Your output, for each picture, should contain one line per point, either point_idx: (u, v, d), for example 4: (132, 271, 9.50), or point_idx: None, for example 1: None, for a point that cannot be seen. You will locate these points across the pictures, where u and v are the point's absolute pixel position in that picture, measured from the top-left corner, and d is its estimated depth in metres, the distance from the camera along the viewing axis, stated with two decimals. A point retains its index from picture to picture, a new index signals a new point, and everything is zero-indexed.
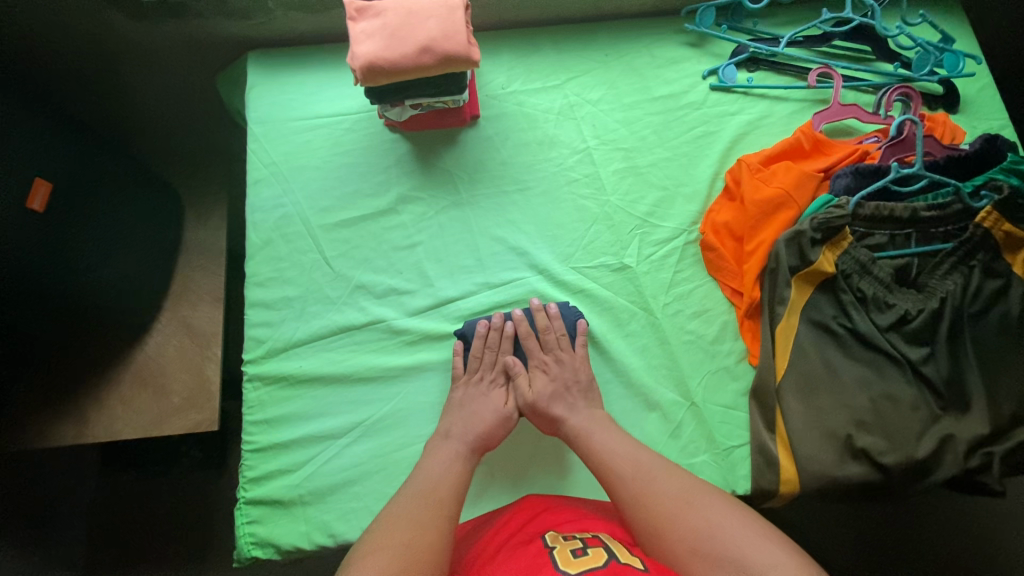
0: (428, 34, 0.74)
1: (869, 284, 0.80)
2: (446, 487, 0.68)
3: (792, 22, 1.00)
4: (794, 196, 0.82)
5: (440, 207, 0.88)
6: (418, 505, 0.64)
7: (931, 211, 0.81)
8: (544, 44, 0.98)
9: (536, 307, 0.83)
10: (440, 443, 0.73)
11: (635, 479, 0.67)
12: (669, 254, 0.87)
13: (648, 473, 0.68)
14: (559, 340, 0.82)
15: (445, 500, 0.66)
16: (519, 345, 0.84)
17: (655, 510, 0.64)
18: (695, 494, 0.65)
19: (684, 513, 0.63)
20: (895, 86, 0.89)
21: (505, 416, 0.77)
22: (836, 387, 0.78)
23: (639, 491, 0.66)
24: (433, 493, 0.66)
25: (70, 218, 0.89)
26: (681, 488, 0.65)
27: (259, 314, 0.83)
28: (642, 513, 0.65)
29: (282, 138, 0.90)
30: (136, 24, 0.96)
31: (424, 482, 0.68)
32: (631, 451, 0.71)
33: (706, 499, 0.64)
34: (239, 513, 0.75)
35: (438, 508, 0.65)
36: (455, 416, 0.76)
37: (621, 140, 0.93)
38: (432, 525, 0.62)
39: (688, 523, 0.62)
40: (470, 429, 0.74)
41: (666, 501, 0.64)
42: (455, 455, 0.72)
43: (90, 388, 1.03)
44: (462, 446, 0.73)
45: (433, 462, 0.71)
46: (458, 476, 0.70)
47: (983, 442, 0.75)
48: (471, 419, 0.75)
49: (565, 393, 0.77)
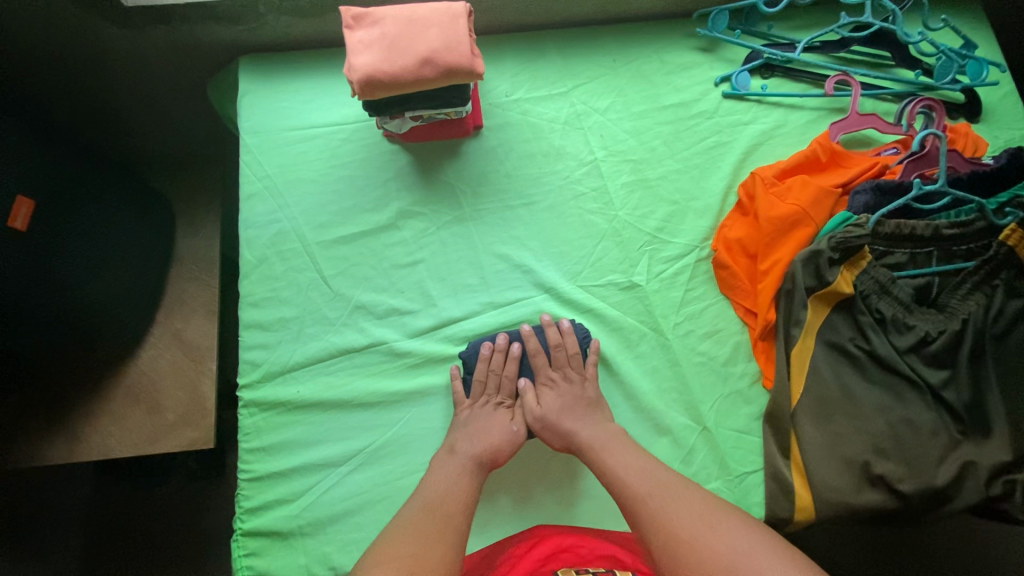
0: (429, 45, 0.70)
1: (888, 304, 0.78)
2: (454, 500, 0.65)
3: (807, 26, 0.96)
4: (811, 213, 0.79)
5: (442, 223, 0.85)
6: (423, 520, 0.61)
7: (954, 229, 0.77)
8: (549, 49, 0.94)
9: (547, 324, 0.81)
10: (444, 459, 0.70)
11: (649, 498, 0.62)
12: (680, 272, 0.84)
13: (665, 491, 0.63)
14: (570, 358, 0.79)
15: (454, 516, 0.63)
16: (524, 365, 0.81)
17: (672, 531, 0.59)
18: (717, 516, 0.60)
19: (705, 536, 0.57)
20: (917, 99, 0.85)
21: (513, 433, 0.75)
22: (852, 410, 0.75)
23: (655, 513, 0.61)
24: (438, 509, 0.63)
25: (56, 234, 0.86)
26: (701, 509, 0.60)
27: (255, 335, 0.80)
28: (659, 536, 0.59)
29: (276, 149, 0.86)
30: (121, 33, 0.92)
31: (428, 496, 0.65)
32: (647, 471, 0.66)
33: (728, 523, 0.59)
34: (237, 545, 0.72)
35: (444, 523, 0.61)
36: (461, 437, 0.72)
37: (630, 152, 0.89)
38: (437, 540, 0.59)
39: (709, 546, 0.56)
40: (479, 450, 0.71)
41: (681, 519, 0.59)
42: (461, 471, 0.69)
43: (82, 406, 0.99)
44: (469, 461, 0.70)
45: (439, 475, 0.68)
46: (466, 492, 0.66)
47: (1006, 469, 0.72)
48: (478, 442, 0.72)
49: (579, 412, 0.74)
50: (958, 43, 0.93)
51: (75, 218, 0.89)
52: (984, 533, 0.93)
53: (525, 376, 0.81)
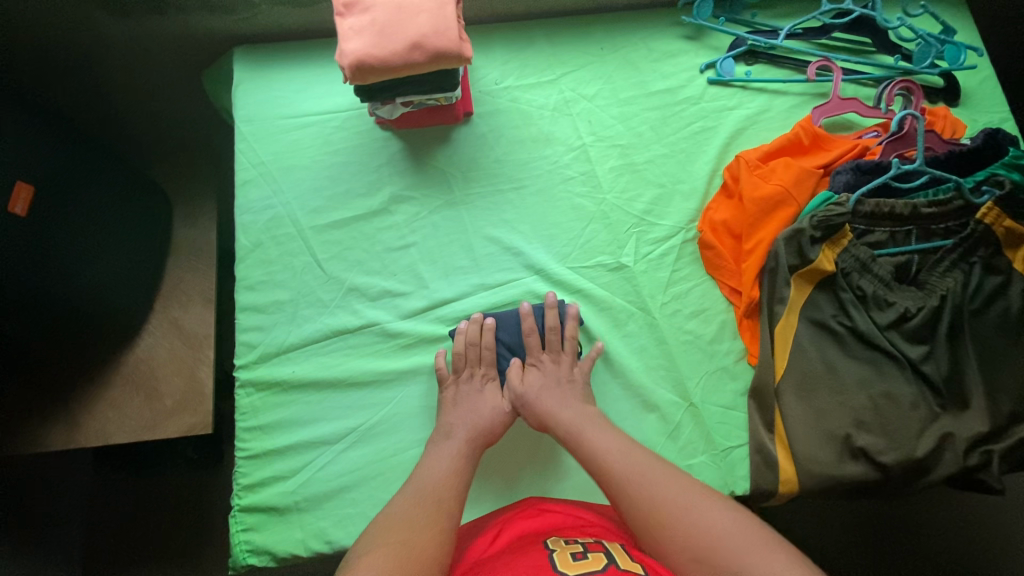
0: (418, 30, 0.72)
1: (868, 282, 0.80)
2: (445, 485, 0.66)
3: (791, 13, 0.98)
4: (794, 194, 0.81)
5: (434, 207, 0.86)
6: (415, 504, 0.63)
7: (931, 208, 0.79)
8: (538, 38, 0.96)
9: (545, 304, 0.81)
10: (438, 438, 0.73)
11: (637, 477, 0.64)
12: (667, 252, 0.86)
13: (641, 471, 0.65)
14: (552, 337, 0.81)
15: (440, 504, 0.63)
16: (516, 343, 0.82)
17: (651, 513, 0.61)
18: (693, 497, 0.62)
19: (685, 514, 0.60)
20: (895, 81, 0.87)
21: (502, 411, 0.76)
22: (835, 384, 0.77)
23: (639, 492, 0.63)
24: (430, 493, 0.65)
25: (58, 222, 0.87)
26: (678, 489, 0.63)
27: (250, 318, 0.81)
28: (642, 512, 0.62)
29: (270, 137, 0.88)
30: (117, 22, 0.93)
31: (422, 483, 0.66)
32: (636, 455, 0.67)
33: (704, 502, 0.61)
34: (234, 521, 0.74)
35: (436, 509, 0.62)
36: (453, 416, 0.74)
37: (618, 137, 0.91)
38: (431, 524, 0.60)
39: (689, 525, 0.59)
40: (468, 425, 0.73)
41: (659, 501, 0.62)
42: (456, 451, 0.71)
43: (83, 392, 1.01)
44: (464, 443, 0.72)
45: (434, 462, 0.69)
46: (453, 477, 0.68)
47: (983, 440, 0.74)
48: (468, 416, 0.74)
49: (564, 391, 0.76)
50: (937, 29, 0.95)
51: (74, 204, 0.91)
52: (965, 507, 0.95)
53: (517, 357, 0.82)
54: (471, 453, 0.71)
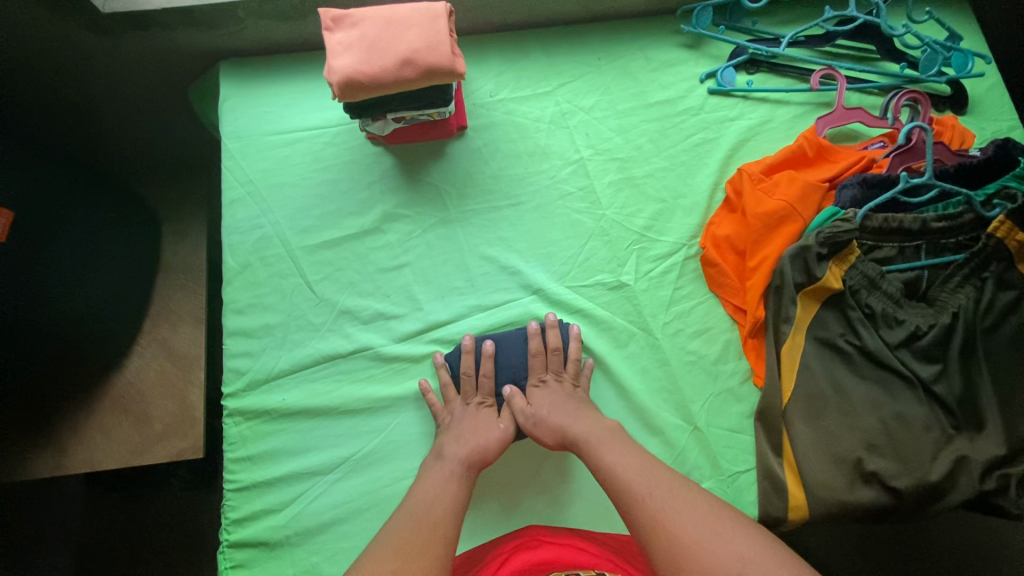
0: (409, 46, 0.69)
1: (878, 299, 0.77)
2: (441, 508, 0.63)
3: (792, 20, 0.95)
4: (799, 209, 0.79)
5: (428, 225, 0.84)
6: (410, 532, 0.59)
7: (941, 222, 0.77)
8: (533, 49, 0.93)
9: (531, 333, 0.79)
10: (438, 458, 0.70)
11: (648, 501, 0.61)
12: (669, 270, 0.83)
13: (670, 491, 0.62)
14: (548, 362, 0.78)
15: (435, 531, 0.60)
16: (516, 365, 0.80)
17: (671, 535, 0.58)
18: (720, 521, 0.59)
19: (709, 541, 0.56)
20: (902, 91, 0.84)
21: (504, 433, 0.73)
22: (845, 406, 0.74)
23: (658, 518, 0.59)
24: (425, 517, 0.61)
25: (42, 249, 0.85)
26: (708, 512, 0.60)
27: (239, 343, 0.78)
28: (658, 538, 0.58)
29: (258, 154, 0.85)
30: (98, 38, 0.90)
31: (417, 507, 0.63)
32: (651, 482, 0.63)
33: (726, 526, 0.58)
34: (222, 558, 0.71)
35: (432, 536, 0.59)
36: (450, 439, 0.71)
37: (616, 150, 0.88)
38: (426, 552, 0.57)
39: (713, 550, 0.55)
40: (467, 443, 0.71)
41: (682, 524, 0.58)
42: (453, 472, 0.68)
43: (70, 416, 0.99)
44: (462, 463, 0.69)
45: (429, 484, 0.66)
46: (450, 500, 0.64)
47: (999, 464, 0.71)
48: (465, 435, 0.71)
49: (570, 410, 0.73)
50: (942, 36, 0.92)
51: (59, 228, 0.88)
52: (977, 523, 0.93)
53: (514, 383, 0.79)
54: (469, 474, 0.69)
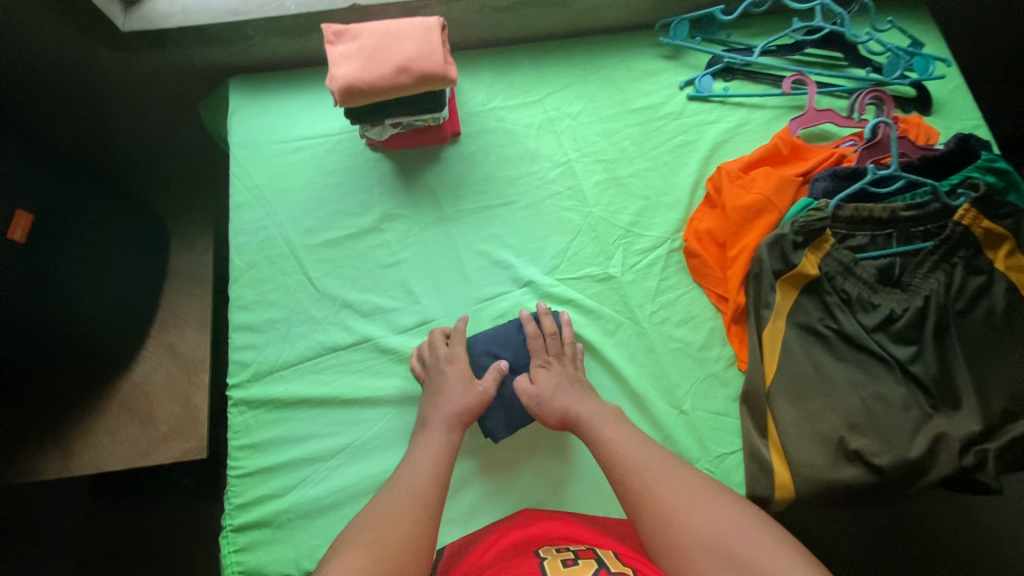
0: (405, 54, 0.75)
1: (853, 285, 0.81)
2: (427, 475, 0.65)
3: (764, 31, 1.02)
4: (774, 201, 0.83)
5: (424, 224, 0.88)
6: (401, 505, 0.61)
7: (910, 211, 0.81)
8: (522, 62, 1.00)
9: (528, 318, 0.82)
10: (428, 420, 0.73)
11: (642, 471, 0.64)
12: (654, 262, 0.87)
13: (660, 465, 0.65)
14: (549, 344, 0.80)
15: (423, 502, 0.62)
16: (518, 350, 0.82)
17: (661, 505, 0.60)
18: (707, 494, 0.62)
19: (697, 511, 0.59)
20: (867, 90, 0.90)
21: (480, 394, 0.75)
22: (826, 388, 0.77)
23: (648, 490, 0.62)
24: (414, 489, 0.63)
25: (57, 253, 0.89)
26: (698, 484, 0.63)
27: (244, 337, 0.82)
28: (648, 509, 0.61)
29: (265, 161, 0.91)
30: (115, 55, 0.96)
31: (408, 477, 0.65)
32: (647, 457, 0.66)
33: (714, 498, 0.61)
34: (227, 542, 0.73)
35: (420, 508, 0.61)
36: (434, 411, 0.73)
37: (602, 152, 0.94)
38: (415, 522, 0.60)
39: (702, 518, 0.59)
40: (451, 406, 0.73)
41: (671, 495, 0.61)
42: (442, 437, 0.70)
43: (78, 417, 1.02)
44: (446, 425, 0.72)
45: (422, 450, 0.69)
46: (434, 470, 0.66)
47: (976, 440, 0.74)
48: (448, 401, 0.73)
49: (571, 396, 0.74)
50: (905, 43, 0.99)
51: (75, 234, 0.93)
52: (971, 513, 0.94)
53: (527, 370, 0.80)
54: (457, 435, 0.72)
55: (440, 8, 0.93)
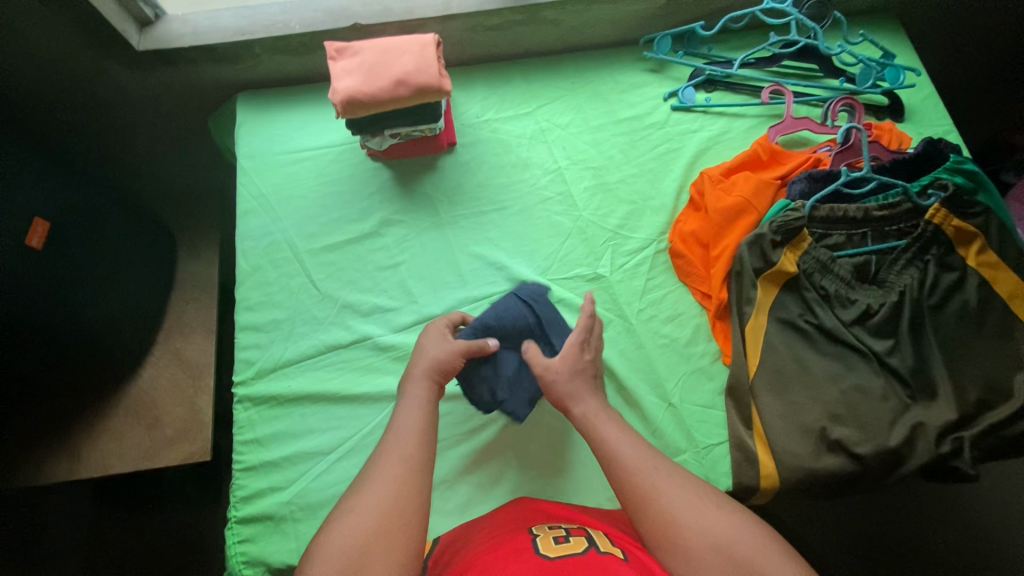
0: (403, 69, 0.80)
1: (831, 281, 0.85)
2: (416, 435, 0.67)
3: (743, 46, 1.08)
4: (754, 203, 0.88)
5: (422, 228, 0.93)
6: (394, 474, 0.62)
7: (883, 211, 0.85)
8: (515, 76, 1.05)
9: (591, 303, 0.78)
10: (412, 380, 0.73)
11: (641, 472, 0.64)
12: (641, 263, 0.91)
13: (657, 465, 0.65)
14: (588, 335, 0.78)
15: (414, 467, 0.63)
16: (538, 324, 0.81)
17: (662, 505, 0.61)
18: (706, 494, 0.63)
19: (701, 514, 0.60)
20: (837, 99, 0.97)
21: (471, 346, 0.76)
22: (807, 380, 0.80)
23: (648, 489, 0.62)
24: (405, 455, 0.64)
25: (69, 259, 0.93)
26: (701, 489, 0.63)
27: (249, 337, 0.86)
28: (649, 511, 0.61)
29: (270, 171, 0.96)
30: (130, 73, 1.01)
31: (398, 442, 0.66)
32: (637, 454, 0.66)
33: (707, 494, 0.63)
34: (231, 533, 0.76)
35: (413, 474, 0.63)
36: (416, 374, 0.74)
37: (590, 160, 0.98)
38: (407, 487, 0.61)
39: (704, 515, 0.59)
40: (431, 365, 0.74)
41: (672, 495, 0.61)
42: (425, 397, 0.71)
43: (86, 420, 1.05)
44: (428, 384, 0.73)
45: (410, 411, 0.70)
46: (420, 432, 0.67)
47: (952, 428, 0.76)
48: (429, 356, 0.75)
49: (581, 389, 0.73)
50: (877, 54, 1.04)
51: (88, 242, 0.97)
52: (951, 502, 0.97)
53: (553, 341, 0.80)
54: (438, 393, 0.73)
55: (437, 26, 0.98)
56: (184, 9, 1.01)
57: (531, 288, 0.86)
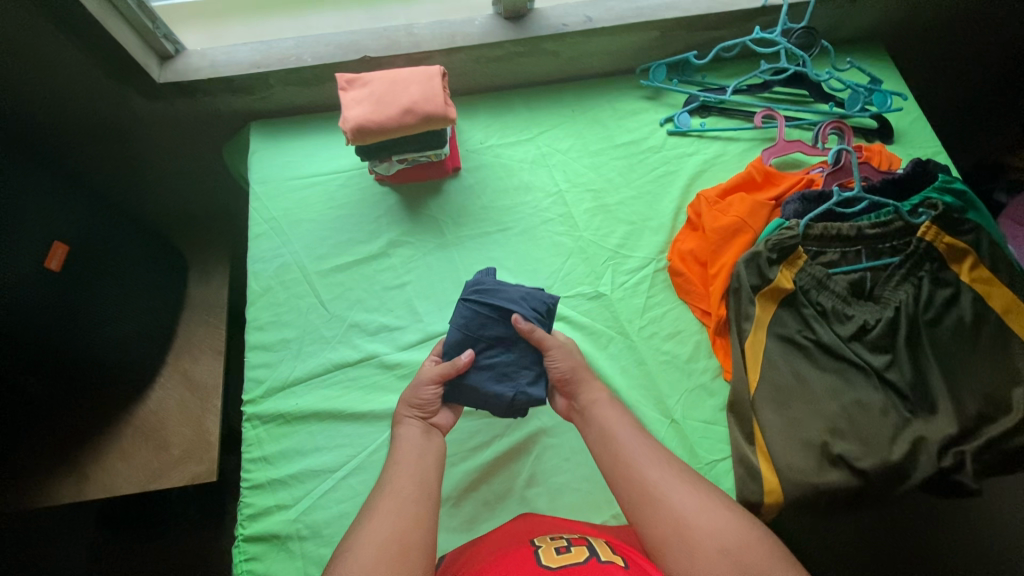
0: (410, 98, 0.84)
1: (828, 297, 0.86)
2: (416, 467, 0.68)
3: (735, 74, 1.12)
4: (749, 222, 0.91)
5: (427, 249, 0.96)
6: (395, 506, 0.63)
7: (875, 229, 0.88)
8: (516, 104, 1.10)
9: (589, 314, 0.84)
10: (402, 423, 0.74)
11: (646, 470, 0.65)
12: (641, 281, 0.94)
13: (663, 461, 0.67)
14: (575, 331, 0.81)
15: (414, 498, 0.65)
16: (503, 307, 0.76)
17: (666, 504, 0.62)
18: (708, 490, 0.64)
19: (701, 512, 0.61)
20: (827, 122, 1.01)
21: (446, 372, 0.75)
22: (807, 395, 0.81)
23: (653, 487, 0.64)
24: (403, 488, 0.65)
25: (83, 280, 0.96)
26: (698, 483, 0.65)
27: (259, 356, 0.88)
28: (652, 510, 0.62)
29: (282, 196, 0.99)
30: (151, 104, 1.06)
31: (398, 476, 0.67)
32: (645, 452, 0.67)
33: (710, 491, 0.64)
34: (237, 551, 0.76)
35: (415, 504, 0.64)
36: (405, 414, 0.75)
37: (590, 183, 1.02)
38: (408, 517, 0.63)
39: (704, 513, 0.61)
40: (419, 405, 0.75)
41: (676, 494, 0.63)
42: (417, 433, 0.73)
43: (94, 442, 1.06)
44: (418, 422, 0.74)
45: (407, 448, 0.71)
46: (417, 467, 0.69)
47: (953, 442, 0.76)
48: (416, 395, 0.75)
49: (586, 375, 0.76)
50: (864, 80, 1.09)
51: (101, 266, 1.00)
52: (957, 517, 0.97)
53: (521, 310, 0.75)
54: (429, 429, 0.74)
55: (442, 58, 1.03)
56: (203, 45, 1.07)
57: (475, 282, 0.81)
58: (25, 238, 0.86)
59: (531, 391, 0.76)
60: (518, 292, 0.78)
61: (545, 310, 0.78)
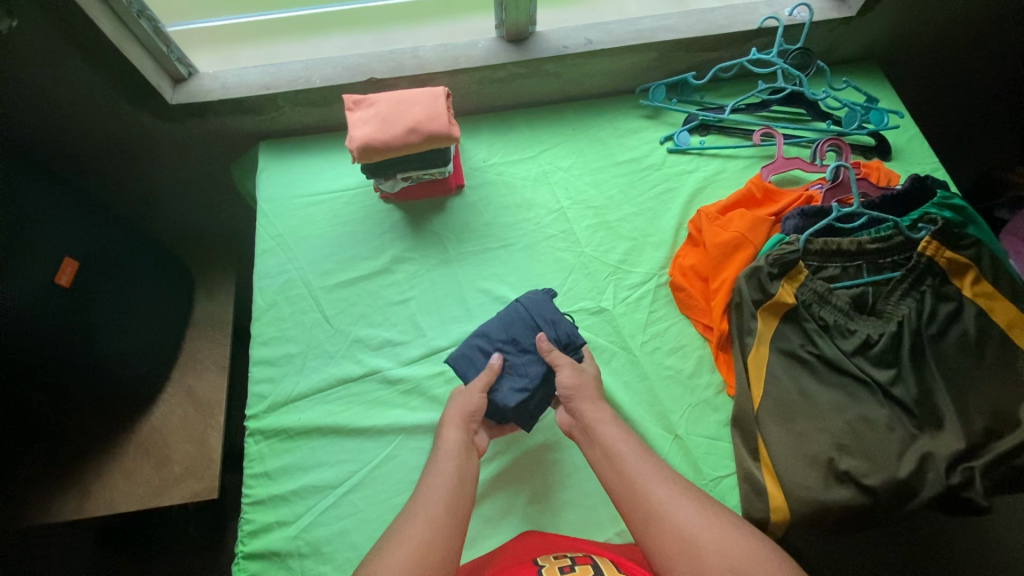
0: (415, 118, 0.87)
1: (830, 312, 0.86)
2: (450, 484, 0.68)
3: (733, 94, 1.14)
4: (749, 238, 0.92)
5: (430, 265, 0.97)
6: (425, 532, 0.62)
7: (876, 244, 0.88)
8: (518, 125, 1.12)
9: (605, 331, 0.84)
10: (445, 436, 0.74)
11: (648, 489, 0.65)
12: (643, 297, 0.94)
13: (667, 480, 0.66)
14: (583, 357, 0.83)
15: (440, 517, 0.64)
16: (534, 319, 0.81)
17: (672, 524, 0.61)
18: (715, 508, 0.64)
19: (708, 532, 0.60)
20: (824, 140, 1.02)
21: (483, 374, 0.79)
22: (810, 410, 0.80)
23: (657, 507, 0.63)
24: (427, 510, 0.65)
25: (90, 296, 0.97)
26: (705, 503, 0.64)
27: (263, 370, 0.88)
28: (656, 531, 0.61)
29: (289, 213, 1.01)
30: (161, 124, 1.09)
31: (430, 496, 0.66)
32: (649, 472, 0.67)
33: (716, 509, 0.64)
34: (238, 568, 0.76)
35: (441, 523, 0.63)
36: (451, 427, 0.75)
37: (591, 200, 1.03)
38: (437, 536, 0.62)
39: (710, 532, 0.60)
40: (464, 414, 0.76)
41: (682, 514, 0.62)
42: (457, 445, 0.73)
43: (96, 459, 1.06)
44: (460, 433, 0.75)
45: (445, 462, 0.71)
46: (452, 493, 0.67)
47: (962, 458, 0.75)
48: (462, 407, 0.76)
49: (591, 395, 0.77)
50: (861, 99, 1.11)
51: (109, 282, 1.01)
52: (962, 530, 0.95)
53: (546, 332, 0.80)
54: (471, 441, 0.75)
55: (446, 79, 1.06)
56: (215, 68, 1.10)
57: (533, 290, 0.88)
58: (36, 254, 0.88)
59: (507, 396, 0.78)
60: (556, 315, 0.82)
61: (568, 342, 0.80)
